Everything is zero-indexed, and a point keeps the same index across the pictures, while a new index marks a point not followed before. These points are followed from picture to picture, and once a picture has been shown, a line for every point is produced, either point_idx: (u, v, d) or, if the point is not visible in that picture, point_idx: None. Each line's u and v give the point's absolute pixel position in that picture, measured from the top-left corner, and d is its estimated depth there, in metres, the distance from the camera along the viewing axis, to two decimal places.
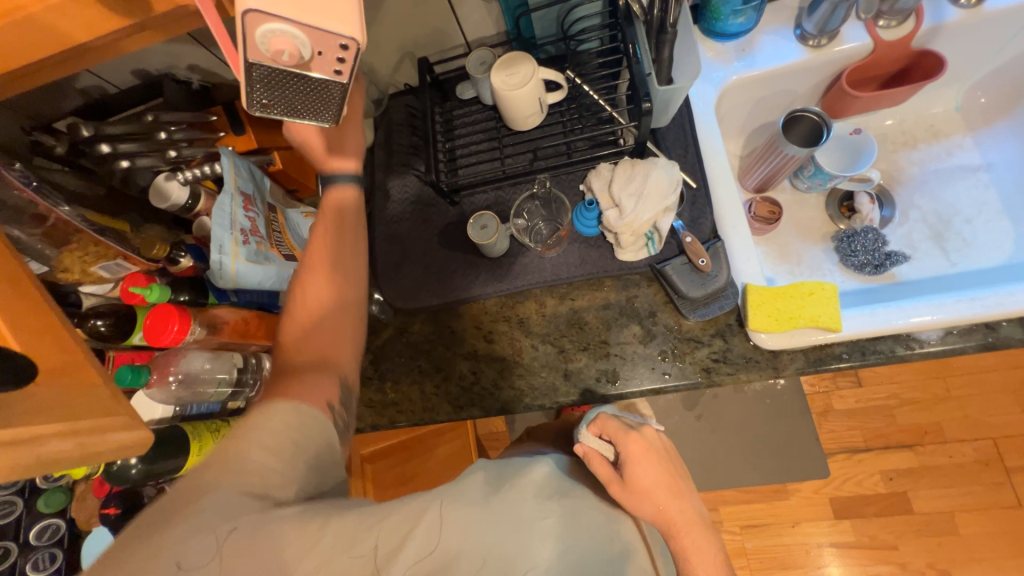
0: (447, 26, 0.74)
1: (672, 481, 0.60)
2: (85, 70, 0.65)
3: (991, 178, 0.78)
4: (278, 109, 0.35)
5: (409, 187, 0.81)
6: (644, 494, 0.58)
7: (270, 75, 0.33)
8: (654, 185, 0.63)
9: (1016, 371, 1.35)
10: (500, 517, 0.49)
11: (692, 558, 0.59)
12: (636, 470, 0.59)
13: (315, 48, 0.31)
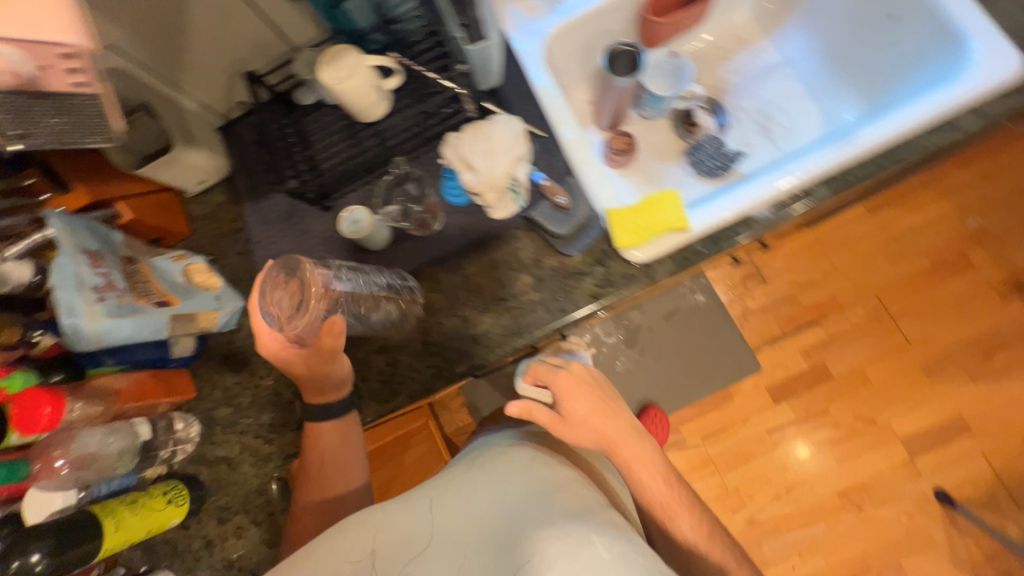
0: (265, 35, 0.74)
1: (602, 403, 0.70)
2: None
3: (792, 70, 0.90)
4: (46, 140, 0.43)
5: (279, 204, 0.80)
6: (581, 421, 0.68)
7: (12, 101, 0.41)
8: (502, 142, 0.68)
9: (881, 233, 1.56)
10: (480, 488, 0.55)
11: (636, 466, 0.68)
12: (570, 404, 0.69)
13: (41, 60, 0.39)
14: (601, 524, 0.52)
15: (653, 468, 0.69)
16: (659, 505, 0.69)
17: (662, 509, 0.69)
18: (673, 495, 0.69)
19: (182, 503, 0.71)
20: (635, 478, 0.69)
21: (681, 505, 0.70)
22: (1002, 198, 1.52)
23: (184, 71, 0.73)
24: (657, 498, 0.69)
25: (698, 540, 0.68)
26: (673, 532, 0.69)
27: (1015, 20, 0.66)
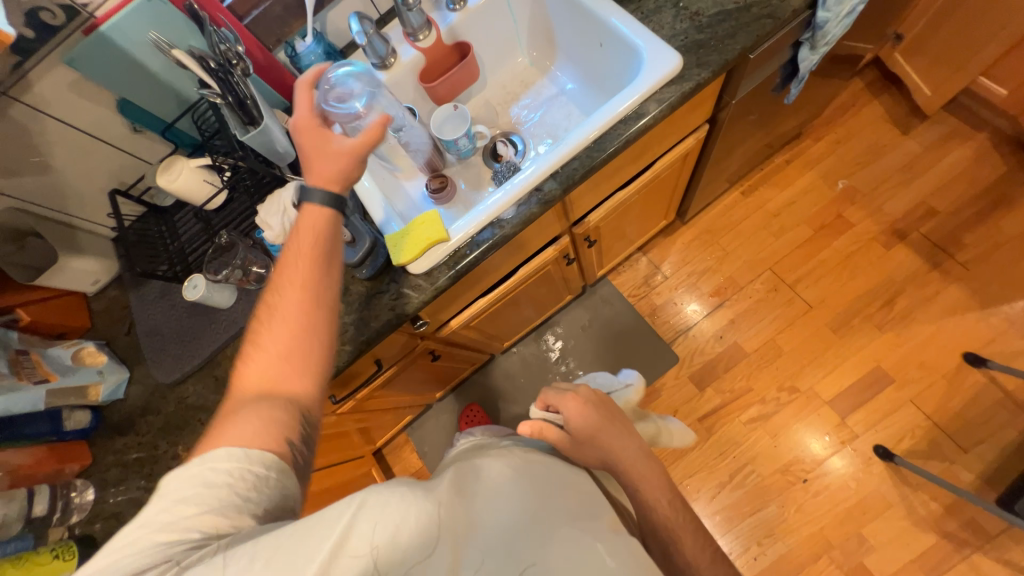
0: (126, 160, 0.95)
1: (618, 432, 0.71)
2: None
3: (567, 97, 1.07)
4: None
5: (153, 288, 0.97)
6: (594, 440, 0.69)
7: None
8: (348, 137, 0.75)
9: (760, 211, 1.66)
10: (511, 483, 0.56)
11: (642, 487, 0.70)
12: (582, 431, 0.69)
13: None
14: (599, 527, 0.55)
15: (662, 490, 0.71)
16: (666, 524, 0.69)
17: (667, 530, 0.68)
18: (677, 513, 0.70)
19: (70, 556, 0.80)
20: (641, 499, 0.70)
21: (689, 529, 0.69)
22: (862, 158, 1.63)
23: (65, 200, 0.93)
24: (665, 514, 0.69)
25: (703, 564, 0.67)
26: (679, 557, 0.67)
27: (675, 28, 0.83)
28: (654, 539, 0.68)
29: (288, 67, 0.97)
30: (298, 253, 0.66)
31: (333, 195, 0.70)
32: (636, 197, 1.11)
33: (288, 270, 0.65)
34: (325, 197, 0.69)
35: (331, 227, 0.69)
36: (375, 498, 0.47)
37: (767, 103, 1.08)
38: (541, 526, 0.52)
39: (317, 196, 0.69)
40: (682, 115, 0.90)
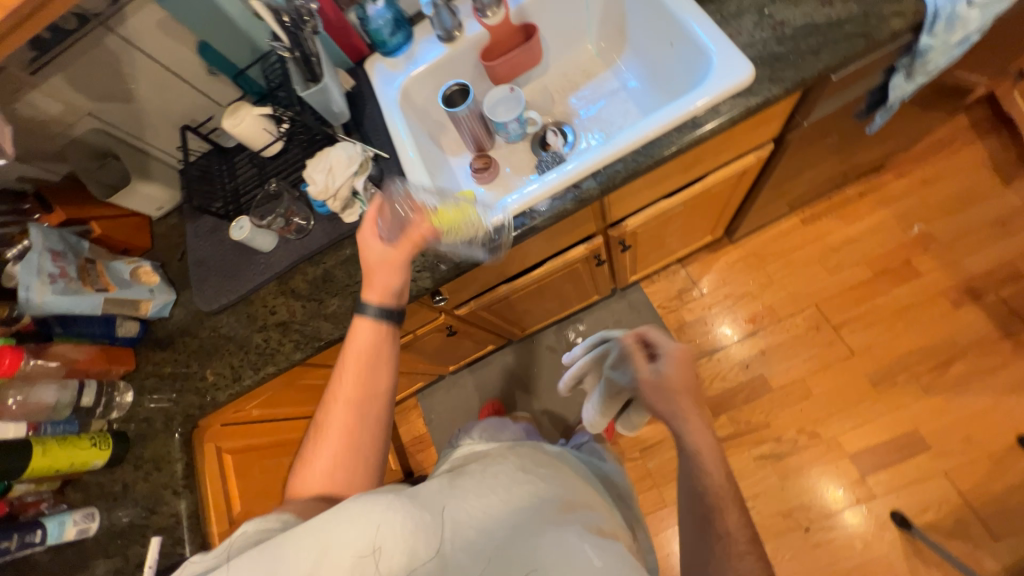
0: (198, 99, 1.01)
1: (694, 395, 0.70)
2: None
3: (627, 94, 1.03)
4: None
5: (207, 222, 1.04)
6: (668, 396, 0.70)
7: None
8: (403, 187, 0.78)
9: (817, 243, 1.55)
10: (491, 486, 0.63)
11: (701, 451, 0.67)
12: (664, 386, 0.70)
13: None
14: (585, 532, 0.61)
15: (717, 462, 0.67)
16: (711, 492, 0.65)
17: (710, 497, 0.65)
18: (731, 488, 0.66)
19: (104, 448, 0.91)
20: (697, 463, 0.67)
21: (734, 502, 0.65)
22: (949, 203, 1.47)
23: (143, 130, 1.01)
24: (713, 482, 0.65)
25: (741, 540, 0.62)
26: (716, 528, 0.64)
27: (754, 36, 0.77)
28: (699, 499, 0.66)
29: (358, 29, 0.99)
30: (352, 368, 0.71)
31: (385, 311, 0.73)
32: (680, 208, 1.06)
33: (340, 385, 0.71)
34: (381, 311, 0.73)
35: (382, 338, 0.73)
36: (359, 502, 0.55)
37: (845, 130, 1.00)
38: (515, 526, 0.58)
39: (370, 310, 0.73)
40: (744, 131, 0.85)
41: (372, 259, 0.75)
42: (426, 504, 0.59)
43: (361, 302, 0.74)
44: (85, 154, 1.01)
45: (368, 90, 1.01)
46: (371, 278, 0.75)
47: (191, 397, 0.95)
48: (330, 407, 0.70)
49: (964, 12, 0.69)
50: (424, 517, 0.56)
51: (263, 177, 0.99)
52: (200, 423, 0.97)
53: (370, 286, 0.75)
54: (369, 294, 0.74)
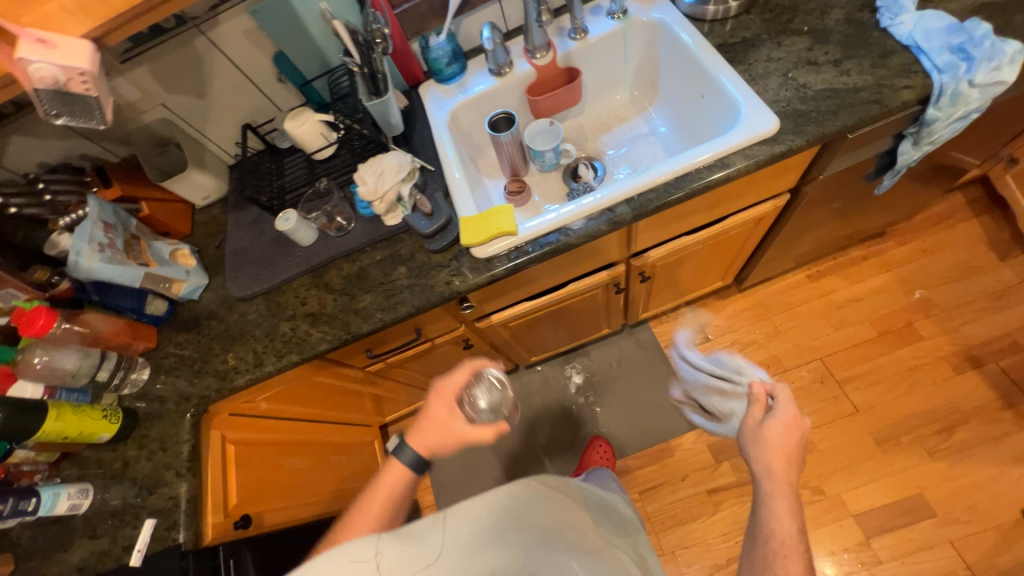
0: (262, 103, 1.09)
1: (794, 457, 0.73)
2: (15, 137, 0.97)
3: (655, 139, 1.12)
4: (65, 117, 0.63)
5: (250, 214, 1.09)
6: (766, 443, 0.73)
7: (48, 96, 0.60)
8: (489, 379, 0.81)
9: (822, 299, 1.60)
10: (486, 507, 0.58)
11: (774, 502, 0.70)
12: (767, 434, 0.74)
13: (69, 77, 0.58)
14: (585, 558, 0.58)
15: (789, 516, 0.69)
16: (779, 538, 0.67)
17: (774, 543, 0.67)
18: (799, 538, 0.67)
19: (113, 422, 0.90)
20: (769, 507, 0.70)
21: (798, 554, 0.66)
22: (948, 273, 1.54)
23: (206, 125, 1.08)
24: (782, 531, 0.67)
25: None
26: (774, 571, 0.65)
27: (779, 95, 0.86)
28: (762, 541, 0.69)
29: (418, 57, 1.09)
30: (370, 511, 0.70)
31: (419, 461, 0.73)
32: (699, 247, 1.12)
33: (354, 522, 0.69)
34: (416, 461, 0.72)
35: (407, 488, 0.73)
36: (348, 550, 0.53)
37: (855, 190, 1.08)
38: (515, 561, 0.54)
39: (408, 456, 0.72)
40: (765, 177, 0.92)
41: (437, 416, 0.76)
42: (413, 534, 0.55)
43: (404, 441, 0.73)
44: (148, 140, 1.08)
45: (419, 110, 1.10)
46: (425, 425, 0.76)
47: (209, 378, 0.95)
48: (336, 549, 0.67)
49: (966, 91, 0.77)
50: (411, 551, 0.53)
51: (311, 178, 1.06)
52: (211, 408, 0.97)
53: (418, 431, 0.75)
54: (411, 441, 0.74)
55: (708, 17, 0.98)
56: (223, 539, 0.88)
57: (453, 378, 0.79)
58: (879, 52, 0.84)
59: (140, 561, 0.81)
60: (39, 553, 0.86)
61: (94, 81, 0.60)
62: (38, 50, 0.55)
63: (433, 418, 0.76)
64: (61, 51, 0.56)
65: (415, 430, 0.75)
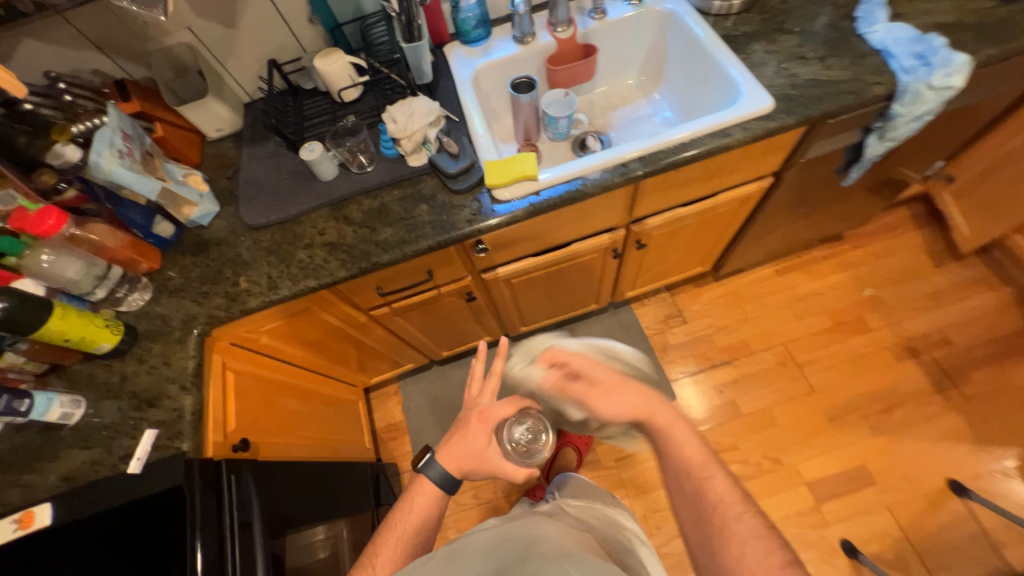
0: (289, 41, 1.11)
1: (631, 387, 0.77)
2: (27, 39, 0.95)
3: (658, 119, 1.23)
4: None
5: (267, 148, 1.10)
6: (621, 395, 0.76)
7: None
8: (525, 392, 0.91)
9: (786, 292, 1.76)
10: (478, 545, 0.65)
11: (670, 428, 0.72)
12: (604, 388, 0.77)
13: None
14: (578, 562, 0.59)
15: (686, 433, 0.72)
16: (694, 465, 0.69)
17: (694, 468, 0.68)
18: (705, 449, 0.70)
19: (115, 334, 0.89)
20: (670, 437, 0.72)
21: (716, 466, 0.68)
22: (893, 276, 1.74)
23: (229, 56, 1.09)
24: (692, 455, 0.69)
25: (731, 500, 0.65)
26: (708, 496, 0.66)
27: (773, 81, 0.98)
28: (686, 475, 0.69)
29: (447, 17, 1.15)
30: (404, 529, 0.73)
31: (446, 478, 0.76)
32: (691, 221, 1.23)
33: (385, 536, 0.73)
34: (445, 478, 0.76)
35: (436, 506, 0.76)
36: None
37: (826, 181, 1.22)
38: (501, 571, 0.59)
39: (437, 471, 0.76)
40: (756, 154, 1.04)
41: (473, 441, 0.79)
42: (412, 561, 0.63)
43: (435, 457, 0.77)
44: (166, 63, 1.07)
45: (444, 68, 1.15)
46: (458, 445, 0.79)
47: (218, 300, 0.95)
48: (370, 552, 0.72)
49: (925, 91, 0.92)
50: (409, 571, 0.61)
51: (334, 119, 1.08)
52: (215, 331, 0.97)
53: (450, 449, 0.79)
54: (440, 458, 0.78)
55: (713, 11, 1.10)
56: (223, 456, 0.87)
57: (489, 405, 0.80)
58: (855, 54, 0.98)
59: (138, 469, 0.79)
60: (22, 462, 0.83)
61: None
62: None
63: (470, 440, 0.79)
64: None
65: (450, 447, 0.79)
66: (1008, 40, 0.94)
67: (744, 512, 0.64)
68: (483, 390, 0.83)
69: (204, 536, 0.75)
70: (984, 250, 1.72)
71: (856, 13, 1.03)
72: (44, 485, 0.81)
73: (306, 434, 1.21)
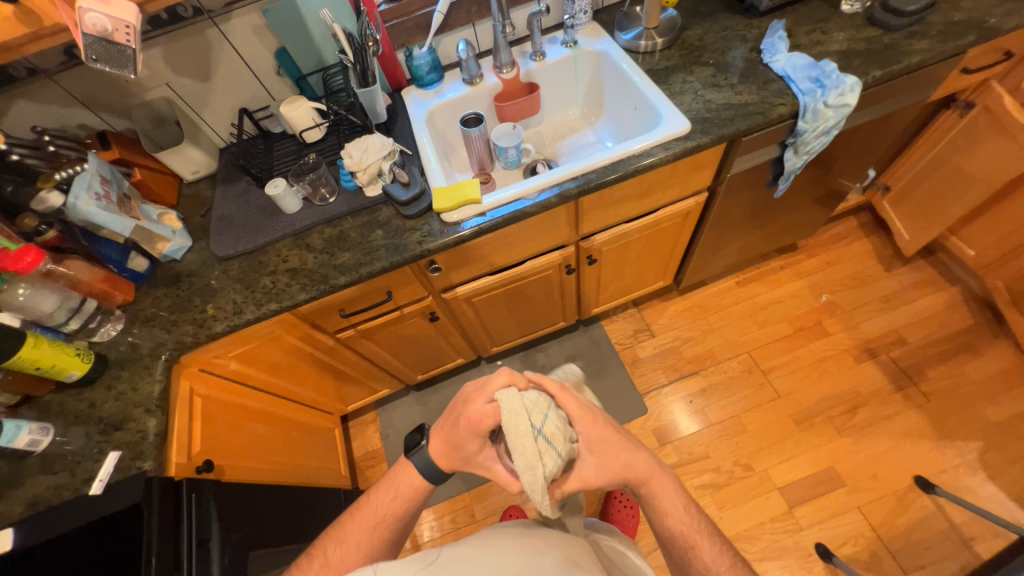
0: (260, 92, 1.23)
1: (630, 454, 0.67)
2: (19, 101, 1.06)
3: (600, 145, 1.34)
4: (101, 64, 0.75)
5: (238, 187, 1.19)
6: (613, 456, 0.66)
7: (93, 41, 0.72)
8: (546, 417, 0.61)
9: (748, 301, 1.84)
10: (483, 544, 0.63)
11: (660, 499, 0.69)
12: (597, 449, 0.66)
13: (114, 26, 0.72)
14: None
15: (675, 498, 0.69)
16: (681, 535, 0.70)
17: (684, 537, 0.70)
18: (694, 519, 0.70)
19: (85, 362, 0.94)
20: (659, 511, 0.70)
21: (704, 535, 0.70)
22: (847, 281, 1.82)
23: (205, 107, 1.20)
24: (680, 527, 0.69)
25: (719, 569, 0.69)
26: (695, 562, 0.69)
27: (691, 106, 1.09)
28: (673, 542, 0.71)
29: (403, 65, 1.27)
30: (389, 504, 0.70)
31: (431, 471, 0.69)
32: (638, 235, 1.32)
33: (364, 514, 0.70)
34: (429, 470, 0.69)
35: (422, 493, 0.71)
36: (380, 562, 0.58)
37: (758, 194, 1.32)
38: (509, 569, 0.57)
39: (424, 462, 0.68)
40: (685, 170, 1.14)
41: (460, 443, 0.65)
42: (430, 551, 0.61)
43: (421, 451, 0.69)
44: (146, 115, 1.18)
45: (401, 109, 1.27)
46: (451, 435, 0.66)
47: (186, 327, 1.01)
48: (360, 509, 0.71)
49: (823, 109, 1.02)
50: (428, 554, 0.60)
51: (298, 158, 1.19)
52: (183, 357, 1.03)
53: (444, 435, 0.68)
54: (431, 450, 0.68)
55: (640, 49, 1.23)
56: (187, 475, 0.93)
57: (484, 410, 0.61)
58: (762, 80, 1.11)
59: (99, 490, 0.82)
60: None
61: (137, 37, 0.74)
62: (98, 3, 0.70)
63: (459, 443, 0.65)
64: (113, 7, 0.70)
65: (439, 437, 0.69)
66: (892, 62, 1.07)
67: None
68: (482, 388, 0.63)
69: (161, 547, 0.81)
70: (929, 253, 1.81)
71: (762, 46, 1.16)
72: (6, 512, 0.82)
73: (277, 458, 1.23)
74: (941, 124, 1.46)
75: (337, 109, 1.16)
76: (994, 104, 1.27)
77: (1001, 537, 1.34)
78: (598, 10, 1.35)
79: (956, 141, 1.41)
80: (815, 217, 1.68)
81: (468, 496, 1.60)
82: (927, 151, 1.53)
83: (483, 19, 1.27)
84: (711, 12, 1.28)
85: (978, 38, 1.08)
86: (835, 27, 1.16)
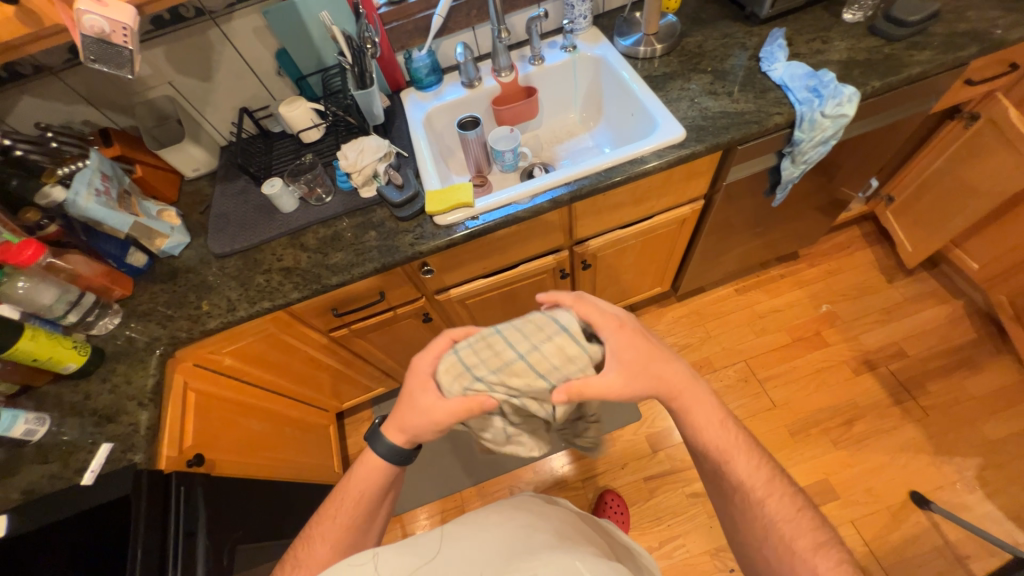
0: (261, 91, 1.25)
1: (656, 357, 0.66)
2: (24, 98, 1.08)
3: (598, 150, 1.34)
4: (99, 64, 0.78)
5: (238, 184, 1.21)
6: (644, 365, 0.65)
7: (89, 42, 0.75)
8: (459, 361, 0.65)
9: (747, 310, 1.82)
10: (478, 531, 0.60)
11: (693, 411, 0.66)
12: (626, 361, 0.65)
13: (111, 28, 0.73)
14: (582, 556, 0.56)
15: (711, 417, 0.66)
16: (717, 449, 0.65)
17: (719, 452, 0.65)
18: (732, 435, 0.66)
19: (81, 355, 0.96)
20: (692, 426, 0.66)
21: (740, 451, 0.65)
22: (847, 291, 1.80)
23: (207, 104, 1.22)
24: (716, 441, 0.65)
25: (755, 484, 0.64)
26: (729, 480, 0.65)
27: (687, 113, 1.09)
28: (701, 453, 0.67)
29: (402, 67, 1.28)
30: (358, 485, 0.70)
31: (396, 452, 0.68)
32: (634, 241, 1.31)
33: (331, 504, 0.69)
34: (391, 453, 0.68)
35: (387, 473, 0.70)
36: (387, 554, 0.54)
37: (756, 203, 1.31)
38: (511, 556, 0.55)
39: (381, 448, 0.68)
40: (679, 177, 1.13)
41: (416, 417, 0.66)
42: (424, 538, 0.58)
43: (377, 432, 0.69)
44: (149, 113, 1.20)
45: (400, 110, 1.28)
46: (405, 411, 0.67)
47: (181, 322, 1.03)
48: (329, 499, 0.70)
49: (819, 119, 1.01)
50: (426, 542, 0.58)
51: (294, 159, 1.21)
52: (178, 352, 1.04)
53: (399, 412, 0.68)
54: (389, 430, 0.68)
55: (640, 55, 1.22)
56: (176, 470, 0.94)
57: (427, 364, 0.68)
58: (760, 88, 1.10)
59: (91, 480, 0.84)
60: None
61: (134, 39, 0.76)
62: (93, 5, 0.71)
63: (406, 400, 0.68)
64: (109, 9, 0.72)
65: (390, 419, 0.69)
66: (892, 73, 1.06)
67: (766, 495, 0.63)
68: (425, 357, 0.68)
69: (149, 537, 0.83)
70: (933, 264, 1.79)
71: (761, 54, 1.15)
72: None
73: (269, 453, 1.24)
74: (945, 135, 1.43)
75: (334, 110, 1.17)
76: (1000, 115, 1.25)
77: (997, 556, 1.32)
78: (599, 15, 1.36)
79: (960, 152, 1.39)
80: (817, 226, 1.66)
81: (459, 495, 1.59)
82: (931, 163, 1.51)
83: (483, 23, 1.28)
84: (712, 18, 1.28)
85: (981, 50, 1.06)
86: (836, 36, 1.16)
